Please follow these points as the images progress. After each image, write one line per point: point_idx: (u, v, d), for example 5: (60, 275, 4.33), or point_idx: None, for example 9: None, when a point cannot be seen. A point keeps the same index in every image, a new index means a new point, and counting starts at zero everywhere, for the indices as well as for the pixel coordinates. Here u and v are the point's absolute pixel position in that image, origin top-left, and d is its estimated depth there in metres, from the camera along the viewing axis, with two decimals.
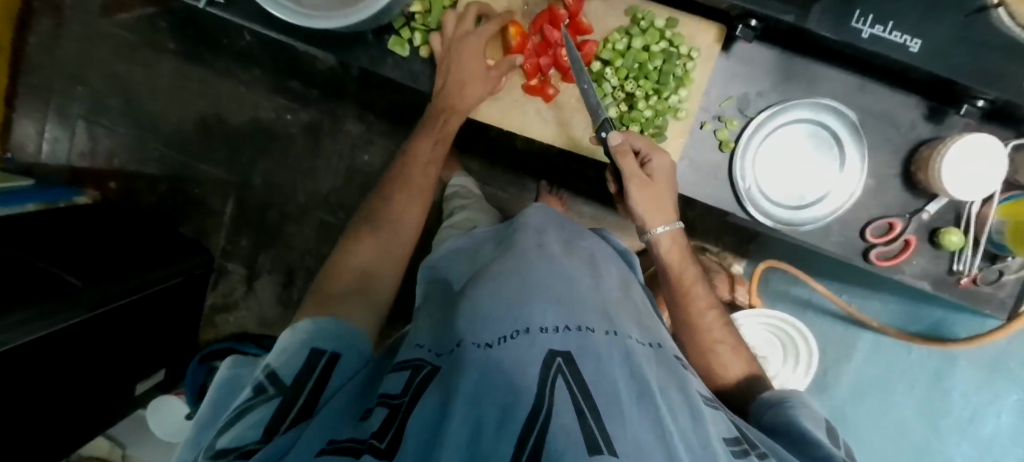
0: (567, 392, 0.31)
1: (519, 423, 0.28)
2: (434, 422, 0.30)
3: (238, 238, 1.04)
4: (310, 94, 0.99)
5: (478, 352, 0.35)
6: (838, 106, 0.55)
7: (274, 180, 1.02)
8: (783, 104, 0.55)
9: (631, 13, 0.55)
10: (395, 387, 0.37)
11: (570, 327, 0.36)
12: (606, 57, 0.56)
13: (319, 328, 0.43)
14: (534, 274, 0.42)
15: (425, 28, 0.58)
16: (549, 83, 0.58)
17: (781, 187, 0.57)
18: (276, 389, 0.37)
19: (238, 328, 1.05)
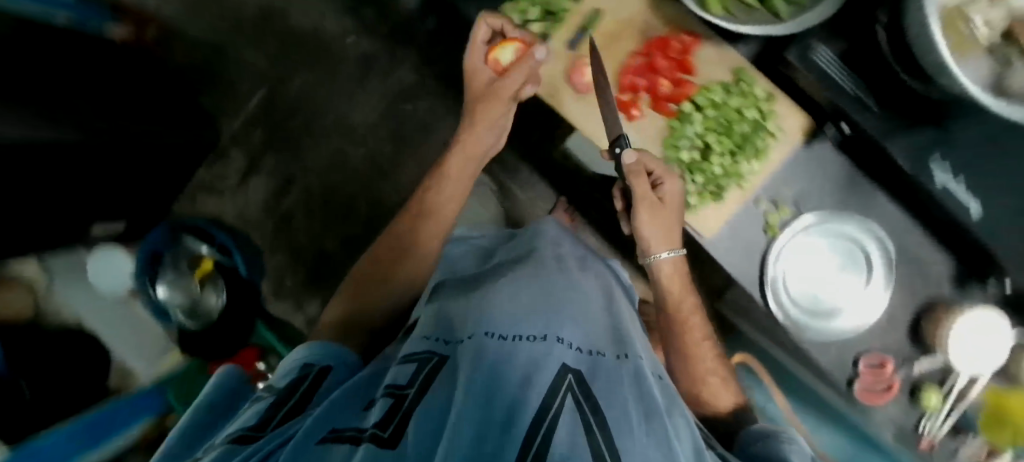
0: (576, 402, 0.34)
1: (530, 415, 0.31)
2: (443, 416, 0.33)
3: (252, 132, 1.01)
4: (380, 27, 0.98)
5: (487, 357, 0.39)
6: (883, 235, 0.56)
7: (310, 91, 1.00)
8: (834, 215, 0.57)
9: (736, 73, 0.57)
10: (401, 378, 0.41)
11: (582, 349, 0.43)
12: (699, 102, 0.57)
13: (306, 351, 0.48)
14: (550, 305, 0.49)
15: (544, 7, 0.60)
16: (637, 104, 0.59)
17: (803, 287, 0.57)
18: (268, 394, 0.42)
19: (214, 216, 1.02)
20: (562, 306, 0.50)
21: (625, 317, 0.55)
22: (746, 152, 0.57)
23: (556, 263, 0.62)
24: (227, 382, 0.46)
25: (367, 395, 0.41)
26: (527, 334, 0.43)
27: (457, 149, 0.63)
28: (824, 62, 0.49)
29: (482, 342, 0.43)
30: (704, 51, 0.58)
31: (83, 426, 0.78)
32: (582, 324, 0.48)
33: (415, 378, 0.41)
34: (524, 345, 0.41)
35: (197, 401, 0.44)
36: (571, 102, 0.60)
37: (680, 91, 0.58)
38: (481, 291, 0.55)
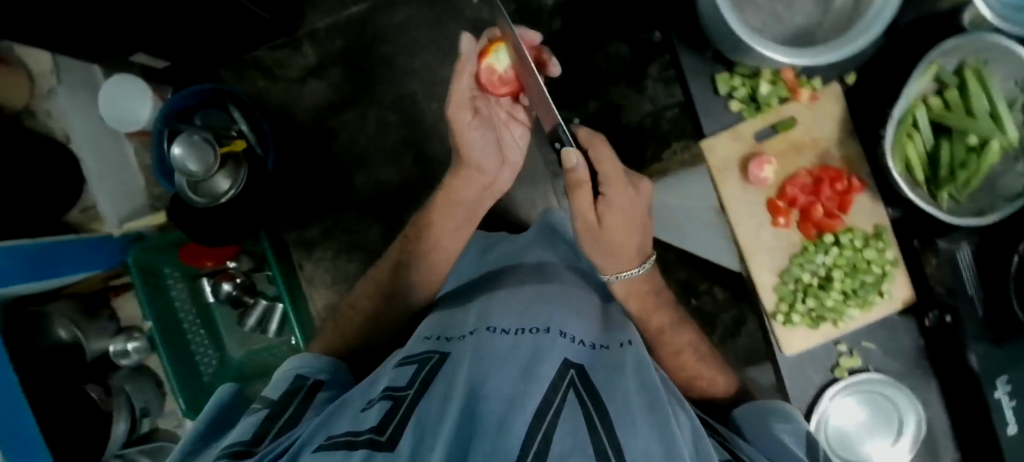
0: (578, 397, 0.40)
1: (533, 407, 0.36)
2: (437, 413, 0.38)
3: (333, 37, 0.97)
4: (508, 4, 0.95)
5: (489, 352, 0.45)
6: (918, 422, 0.44)
7: (411, 27, 0.95)
8: (890, 382, 0.44)
9: (875, 231, 0.43)
10: (401, 381, 0.46)
11: (579, 342, 0.51)
12: (829, 253, 0.43)
13: (305, 360, 0.59)
14: (547, 310, 0.56)
15: (770, 81, 0.42)
16: (792, 211, 0.44)
17: (844, 412, 0.46)
18: (262, 405, 0.49)
19: (258, 96, 0.98)
20: (558, 305, 0.58)
21: (620, 320, 0.63)
22: (864, 297, 0.43)
23: (558, 269, 0.71)
24: (226, 396, 0.54)
25: (364, 399, 0.46)
26: (531, 328, 0.50)
27: (443, 199, 0.71)
28: (960, 260, 0.40)
29: (486, 337, 0.49)
30: (858, 200, 0.44)
31: (39, 248, 0.72)
32: (576, 321, 0.56)
33: (414, 380, 0.46)
34: (529, 338, 0.48)
35: (205, 411, 0.51)
36: (731, 187, 0.44)
37: (830, 222, 0.43)
38: (490, 296, 0.63)
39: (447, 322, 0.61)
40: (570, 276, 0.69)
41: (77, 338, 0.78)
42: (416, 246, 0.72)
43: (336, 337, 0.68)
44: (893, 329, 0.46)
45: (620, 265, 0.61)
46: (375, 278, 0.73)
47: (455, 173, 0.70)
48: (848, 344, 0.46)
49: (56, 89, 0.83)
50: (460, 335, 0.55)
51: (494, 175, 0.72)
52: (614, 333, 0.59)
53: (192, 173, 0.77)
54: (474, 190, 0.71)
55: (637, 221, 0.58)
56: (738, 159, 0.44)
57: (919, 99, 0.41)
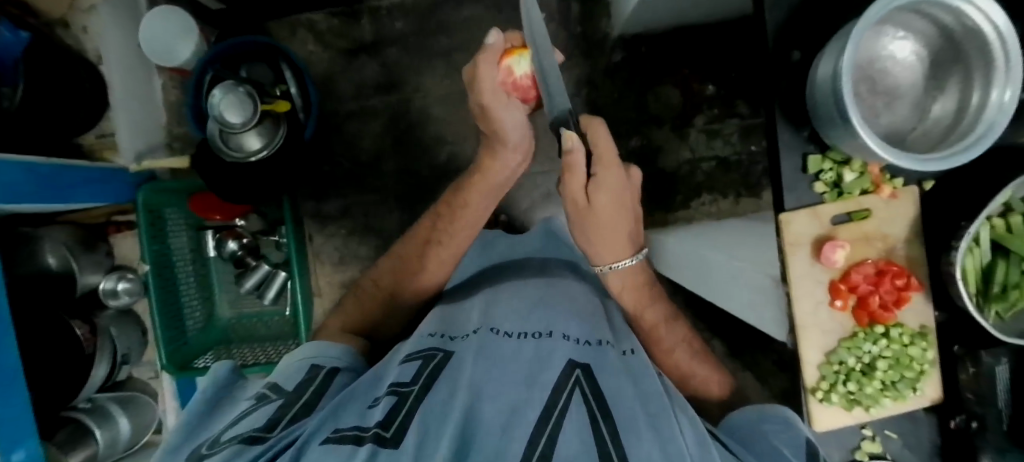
0: (583, 400, 0.39)
1: (534, 415, 0.37)
2: (443, 411, 0.37)
3: (395, 18, 0.97)
4: (572, 26, 0.98)
5: (491, 354, 0.45)
6: None
7: (474, 25, 0.96)
8: None
9: (923, 331, 0.45)
10: (405, 375, 0.44)
11: (586, 342, 0.49)
12: (876, 346, 0.45)
13: (318, 349, 0.53)
14: (553, 313, 0.54)
15: (853, 175, 0.44)
16: (852, 298, 0.45)
17: None
18: (276, 396, 0.45)
19: (306, 60, 0.98)
20: (561, 305, 0.57)
21: (621, 323, 0.62)
22: (900, 391, 0.45)
23: (563, 272, 0.69)
24: (225, 378, 0.49)
25: (370, 393, 0.43)
26: (535, 333, 0.49)
27: (477, 178, 0.66)
28: (998, 377, 0.42)
29: (490, 338, 0.48)
30: (912, 298, 0.45)
31: (53, 170, 0.67)
32: (580, 320, 0.54)
33: (419, 376, 0.43)
34: (531, 341, 0.48)
35: (200, 396, 0.46)
36: (800, 262, 0.46)
37: (884, 316, 0.45)
38: (497, 295, 0.61)
39: (448, 318, 0.59)
40: (575, 281, 0.67)
41: (70, 269, 0.74)
42: (444, 227, 0.67)
43: (350, 317, 0.65)
44: (916, 423, 0.48)
45: (611, 256, 0.60)
46: (400, 256, 0.69)
47: (490, 153, 0.65)
48: (873, 430, 0.48)
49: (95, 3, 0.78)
50: (464, 333, 0.53)
51: (521, 158, 0.66)
52: (620, 337, 0.57)
53: (228, 124, 0.74)
54: (508, 173, 0.66)
55: (626, 202, 0.59)
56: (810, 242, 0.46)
57: (986, 218, 0.42)
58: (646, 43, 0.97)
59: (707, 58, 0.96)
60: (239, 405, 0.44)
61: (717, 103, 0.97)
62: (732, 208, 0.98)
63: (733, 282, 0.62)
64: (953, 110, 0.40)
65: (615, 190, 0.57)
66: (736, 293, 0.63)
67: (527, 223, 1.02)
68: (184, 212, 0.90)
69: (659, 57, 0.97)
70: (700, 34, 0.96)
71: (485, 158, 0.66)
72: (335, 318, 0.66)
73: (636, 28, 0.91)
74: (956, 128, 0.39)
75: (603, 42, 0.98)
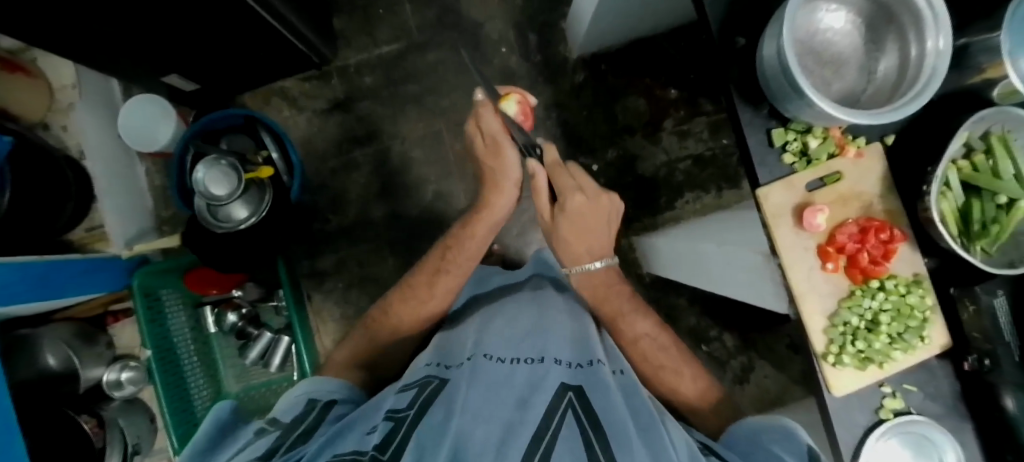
0: (575, 420, 0.39)
1: (530, 435, 0.36)
2: (437, 433, 0.37)
3: (365, 73, 1.02)
4: (534, 54, 1.02)
5: (488, 377, 0.44)
6: (943, 440, 0.46)
7: (440, 68, 1.02)
8: (918, 419, 0.46)
9: (915, 279, 0.47)
10: (401, 402, 0.43)
11: (580, 365, 0.48)
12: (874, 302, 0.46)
13: (315, 384, 0.53)
14: (546, 334, 0.53)
15: (818, 144, 0.47)
16: (844, 257, 0.46)
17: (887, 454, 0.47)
18: (274, 428, 0.44)
19: (284, 125, 1.02)
20: (558, 326, 0.55)
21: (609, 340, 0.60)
22: (908, 342, 0.45)
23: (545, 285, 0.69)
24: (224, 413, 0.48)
25: (368, 420, 0.42)
26: (530, 357, 0.48)
27: (482, 213, 0.71)
28: (998, 309, 0.43)
29: (481, 364, 0.47)
30: (899, 250, 0.47)
31: (44, 267, 0.67)
32: (573, 344, 0.53)
33: (415, 402, 0.43)
34: (525, 369, 0.46)
35: (197, 439, 0.44)
36: (785, 234, 0.47)
37: (877, 270, 0.46)
38: (489, 316, 0.60)
39: (445, 349, 0.57)
40: (557, 294, 0.66)
41: (73, 367, 0.72)
42: (453, 259, 0.69)
43: (358, 349, 0.64)
44: (932, 373, 0.48)
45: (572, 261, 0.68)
46: (410, 285, 0.68)
47: (495, 191, 0.71)
48: (892, 386, 0.48)
49: (73, 101, 0.81)
50: (460, 361, 0.51)
51: (516, 195, 0.73)
52: (613, 355, 0.55)
53: (214, 197, 0.75)
54: (509, 206, 0.72)
55: (598, 223, 0.66)
56: (791, 210, 0.47)
57: (952, 162, 0.44)
58: (606, 60, 1.01)
59: (665, 63, 1.01)
60: (239, 441, 0.43)
61: (682, 105, 1.01)
62: (716, 202, 1.01)
63: (727, 268, 0.63)
64: (898, 66, 0.42)
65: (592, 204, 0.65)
66: (731, 278, 0.65)
67: (520, 250, 1.04)
68: (180, 291, 0.89)
69: (620, 69, 1.01)
70: (654, 44, 1.01)
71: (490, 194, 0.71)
72: (341, 351, 0.65)
73: (593, 47, 0.96)
74: (904, 80, 0.42)
75: (564, 64, 1.02)
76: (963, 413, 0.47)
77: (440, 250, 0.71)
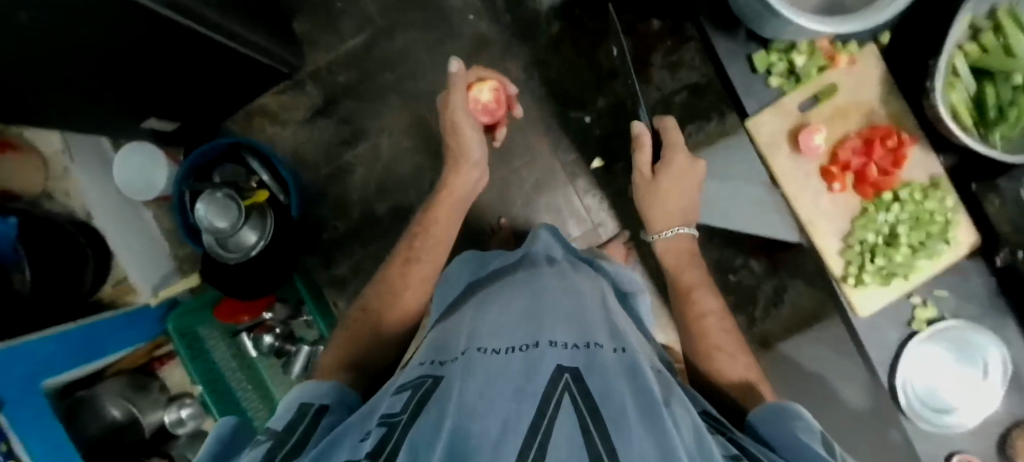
0: (571, 404, 0.37)
1: (525, 426, 0.34)
2: (430, 432, 0.35)
3: (338, 72, 0.99)
4: (503, 16, 0.97)
5: (482, 373, 0.42)
6: (983, 341, 0.45)
7: (412, 53, 0.98)
8: (952, 324, 0.45)
9: (932, 184, 0.44)
10: (395, 405, 0.41)
11: (576, 348, 0.46)
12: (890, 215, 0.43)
13: (307, 389, 0.48)
14: (544, 318, 0.51)
15: (801, 60, 0.43)
16: (849, 176, 0.44)
17: (926, 369, 0.46)
18: (265, 437, 0.39)
19: (271, 142, 1.01)
20: (554, 310, 0.53)
21: (618, 317, 0.57)
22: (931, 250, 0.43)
23: (562, 266, 0.67)
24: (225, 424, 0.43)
25: (361, 427, 0.40)
26: (519, 348, 0.46)
27: (443, 196, 0.74)
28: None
29: (475, 358, 0.45)
30: (911, 155, 0.44)
31: (82, 333, 0.70)
32: (573, 325, 0.51)
33: (408, 404, 0.41)
34: (519, 355, 0.44)
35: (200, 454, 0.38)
36: (782, 161, 0.45)
37: (888, 181, 0.43)
38: (484, 308, 0.58)
39: (441, 343, 0.54)
40: (554, 272, 0.64)
41: (134, 416, 0.78)
42: (419, 247, 0.71)
43: (344, 349, 0.60)
44: (964, 273, 0.46)
45: (664, 224, 0.67)
46: (384, 280, 0.69)
47: (456, 171, 0.74)
48: (921, 296, 0.46)
49: (69, 165, 0.83)
50: (455, 356, 0.49)
51: (477, 177, 0.76)
52: (614, 333, 0.53)
53: (219, 231, 0.76)
54: (471, 187, 0.75)
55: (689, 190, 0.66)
56: (787, 136, 0.45)
57: (957, 47, 0.40)
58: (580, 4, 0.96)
59: None
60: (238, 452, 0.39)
61: (668, 35, 0.96)
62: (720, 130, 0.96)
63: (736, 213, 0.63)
64: None
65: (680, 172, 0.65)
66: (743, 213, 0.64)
67: (528, 219, 1.00)
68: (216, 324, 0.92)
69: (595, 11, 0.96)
70: None
71: (450, 176, 0.75)
72: (330, 353, 0.61)
73: None
74: None
75: (536, 18, 0.97)
76: (1005, 307, 0.45)
77: (414, 232, 0.73)
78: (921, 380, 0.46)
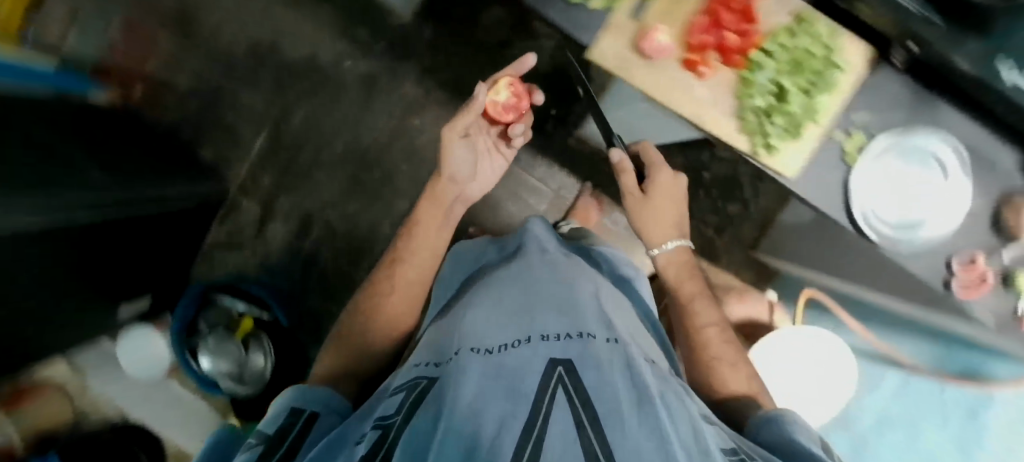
0: (565, 399, 0.31)
1: (520, 424, 0.28)
2: (421, 440, 0.30)
3: (260, 174, 0.96)
4: (376, 46, 0.92)
5: (474, 367, 0.35)
6: (923, 141, 0.43)
7: (314, 124, 0.95)
8: (889, 139, 0.43)
9: (795, 20, 0.41)
10: (389, 408, 0.38)
11: (571, 335, 0.39)
12: (767, 70, 0.41)
13: (301, 390, 0.45)
14: (536, 304, 0.44)
15: None
16: (711, 54, 0.42)
17: (883, 198, 0.45)
18: (257, 440, 0.38)
19: (236, 270, 0.97)
20: (552, 292, 0.46)
21: (613, 302, 0.49)
22: (822, 84, 0.41)
23: (546, 243, 0.59)
24: (220, 436, 0.43)
25: (358, 429, 0.38)
26: (510, 341, 0.38)
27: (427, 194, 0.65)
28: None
29: (468, 351, 0.39)
30: (762, 4, 0.42)
31: None
32: (570, 307, 0.44)
33: (401, 405, 0.37)
34: (512, 351, 0.37)
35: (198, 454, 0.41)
36: (641, 71, 0.43)
37: (749, 41, 0.41)
38: (469, 298, 0.51)
39: (435, 336, 0.48)
40: (536, 252, 0.56)
41: None
42: (404, 247, 0.63)
43: (337, 354, 0.55)
44: (881, 87, 0.44)
45: (661, 237, 0.59)
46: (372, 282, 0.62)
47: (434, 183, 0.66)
48: (845, 130, 0.44)
49: (83, 382, 0.86)
50: (450, 353, 0.41)
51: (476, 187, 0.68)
52: (602, 306, 0.47)
53: (234, 372, 0.85)
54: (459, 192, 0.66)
55: (682, 208, 0.60)
56: (632, 46, 0.43)
57: None
58: None
59: None
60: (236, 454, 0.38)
61: None
62: None
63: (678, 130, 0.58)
64: None
65: (671, 192, 0.59)
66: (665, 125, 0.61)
67: (494, 221, 0.97)
68: None
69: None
70: None
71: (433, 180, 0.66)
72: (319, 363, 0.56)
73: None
74: None
75: (406, 32, 0.92)
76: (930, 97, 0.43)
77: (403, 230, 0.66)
78: (883, 209, 0.44)
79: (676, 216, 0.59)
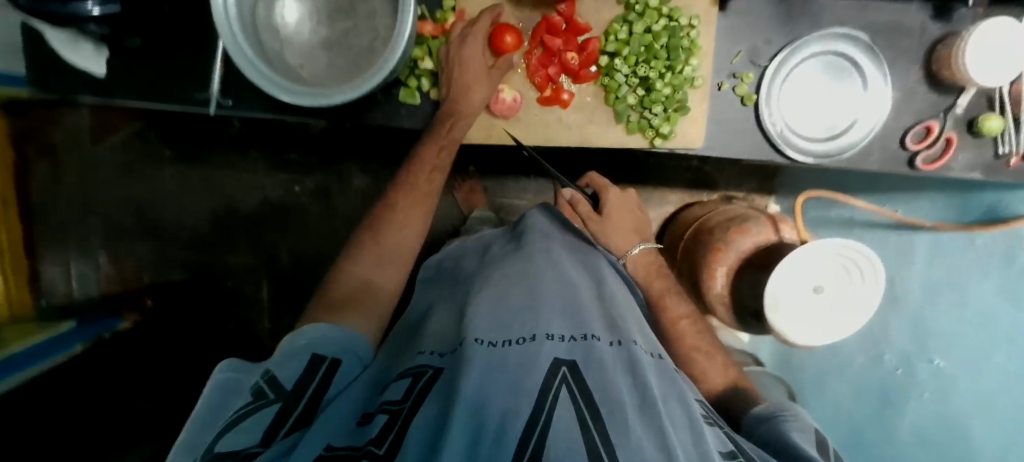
0: (570, 403, 0.27)
1: (521, 418, 0.25)
2: (434, 430, 0.25)
3: (280, 318, 0.99)
4: (309, 161, 0.95)
5: (474, 362, 0.29)
6: (816, 49, 0.42)
7: (299, 252, 0.98)
8: (785, 61, 0.41)
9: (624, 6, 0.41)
10: (395, 392, 0.31)
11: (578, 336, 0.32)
12: (620, 67, 0.41)
13: (323, 332, 0.36)
14: (547, 282, 0.37)
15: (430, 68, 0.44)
16: (560, 79, 0.42)
17: (800, 117, 0.43)
18: (272, 395, 0.31)
19: None
20: (564, 263, 0.40)
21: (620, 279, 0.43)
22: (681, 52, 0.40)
23: (546, 225, 0.47)
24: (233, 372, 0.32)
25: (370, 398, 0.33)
26: (516, 336, 0.31)
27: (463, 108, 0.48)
28: None
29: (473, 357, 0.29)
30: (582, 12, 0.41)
31: None
32: (578, 284, 0.38)
33: (410, 390, 0.30)
34: (518, 349, 0.30)
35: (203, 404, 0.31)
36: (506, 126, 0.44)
37: (588, 51, 0.41)
38: (468, 280, 0.42)
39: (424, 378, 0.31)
40: (539, 230, 0.46)
41: None
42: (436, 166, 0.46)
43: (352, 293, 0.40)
44: (745, 13, 0.41)
45: (627, 243, 0.53)
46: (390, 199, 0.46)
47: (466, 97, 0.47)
48: (730, 78, 0.42)
49: None
50: (456, 340, 0.34)
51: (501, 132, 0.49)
52: (603, 288, 0.40)
53: None
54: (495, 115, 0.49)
55: (638, 219, 0.55)
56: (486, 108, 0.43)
57: None
58: None
59: None
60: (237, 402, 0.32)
61: None
62: None
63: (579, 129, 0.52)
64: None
65: (625, 206, 0.54)
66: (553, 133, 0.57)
67: None
68: None
69: None
70: None
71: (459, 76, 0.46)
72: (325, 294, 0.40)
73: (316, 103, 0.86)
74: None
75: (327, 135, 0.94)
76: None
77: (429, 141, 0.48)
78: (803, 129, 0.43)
79: (630, 222, 0.54)
